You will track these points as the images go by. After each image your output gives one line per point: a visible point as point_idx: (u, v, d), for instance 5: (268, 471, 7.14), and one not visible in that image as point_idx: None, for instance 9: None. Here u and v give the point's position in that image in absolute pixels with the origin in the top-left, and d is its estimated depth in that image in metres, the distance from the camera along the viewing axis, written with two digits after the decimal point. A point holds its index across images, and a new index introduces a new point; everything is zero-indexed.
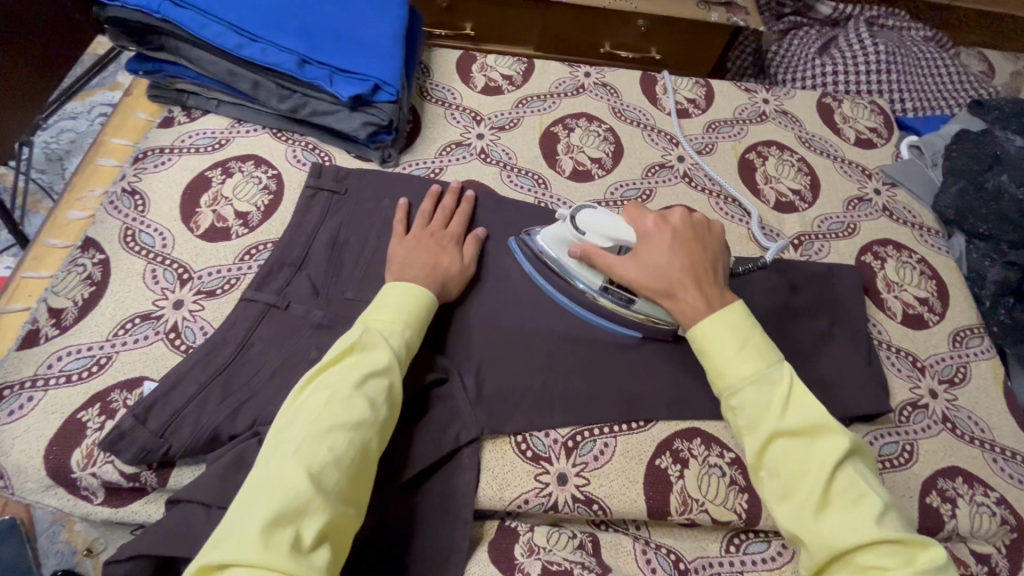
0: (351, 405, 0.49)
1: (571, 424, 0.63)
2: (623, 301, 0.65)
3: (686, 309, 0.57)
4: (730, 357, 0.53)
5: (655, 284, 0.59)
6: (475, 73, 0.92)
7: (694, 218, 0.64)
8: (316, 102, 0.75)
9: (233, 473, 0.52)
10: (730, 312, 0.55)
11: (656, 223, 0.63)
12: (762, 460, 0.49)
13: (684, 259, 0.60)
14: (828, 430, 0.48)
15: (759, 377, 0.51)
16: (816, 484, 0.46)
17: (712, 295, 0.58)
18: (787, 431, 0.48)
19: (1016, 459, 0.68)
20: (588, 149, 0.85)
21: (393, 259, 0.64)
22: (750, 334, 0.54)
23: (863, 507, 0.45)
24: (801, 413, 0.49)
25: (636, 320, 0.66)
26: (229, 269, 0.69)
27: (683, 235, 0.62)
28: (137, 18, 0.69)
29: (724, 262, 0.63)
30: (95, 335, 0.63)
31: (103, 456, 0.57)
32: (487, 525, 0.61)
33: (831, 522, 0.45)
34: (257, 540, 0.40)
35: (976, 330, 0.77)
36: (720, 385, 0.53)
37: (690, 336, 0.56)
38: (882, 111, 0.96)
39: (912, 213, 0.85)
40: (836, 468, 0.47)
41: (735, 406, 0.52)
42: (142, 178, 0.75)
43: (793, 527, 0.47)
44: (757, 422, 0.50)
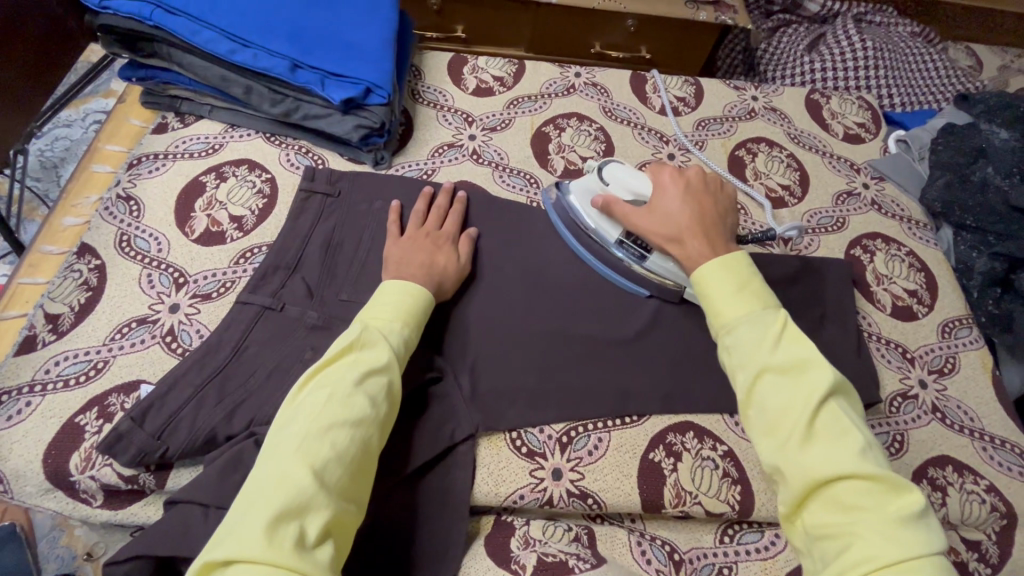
0: (351, 403, 0.49)
1: (565, 419, 0.64)
2: (637, 256, 0.69)
3: (692, 253, 0.60)
4: (727, 297, 0.54)
5: (665, 231, 0.63)
6: (466, 75, 0.92)
7: (709, 176, 0.67)
8: (309, 106, 0.76)
9: (231, 473, 0.52)
10: (735, 257, 0.57)
11: (671, 178, 0.66)
12: (750, 396, 0.49)
13: (695, 210, 0.63)
14: (818, 370, 0.48)
15: (754, 316, 0.52)
16: (800, 418, 0.46)
17: (719, 243, 0.60)
18: (777, 367, 0.49)
19: (1005, 447, 0.69)
20: (579, 149, 0.86)
21: (388, 259, 0.65)
22: (749, 280, 0.55)
23: (846, 443, 0.44)
24: (793, 351, 0.49)
25: (649, 278, 0.70)
26: (224, 272, 0.69)
27: (696, 190, 0.65)
28: (129, 25, 0.70)
29: (735, 219, 0.66)
30: (92, 340, 0.64)
31: (101, 459, 0.57)
32: (484, 520, 0.62)
33: (812, 454, 0.45)
34: (262, 536, 0.40)
35: (964, 320, 0.78)
36: (716, 323, 0.54)
37: (692, 279, 0.58)
38: (870, 106, 0.97)
39: (899, 206, 0.86)
40: (822, 405, 0.46)
41: (728, 343, 0.52)
42: (137, 183, 0.75)
43: (774, 459, 0.46)
44: (747, 357, 0.50)
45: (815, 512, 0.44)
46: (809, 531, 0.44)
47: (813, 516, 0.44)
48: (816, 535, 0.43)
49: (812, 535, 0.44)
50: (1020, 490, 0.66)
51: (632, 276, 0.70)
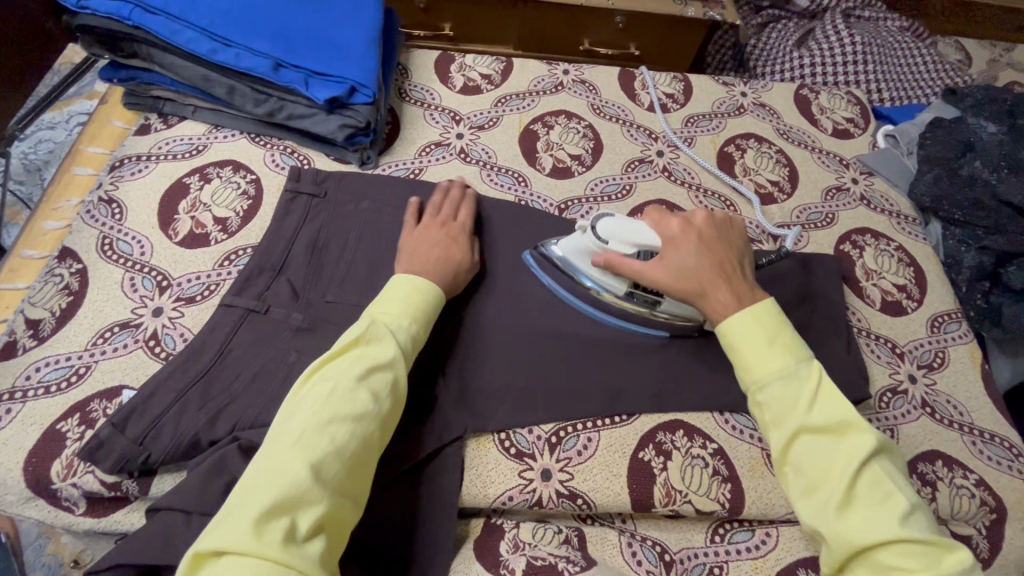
0: (353, 397, 0.49)
1: (554, 419, 0.64)
2: (649, 303, 0.66)
3: (717, 306, 0.58)
4: (758, 351, 0.53)
5: (685, 285, 0.60)
6: (454, 73, 0.92)
7: (716, 217, 0.65)
8: (293, 106, 0.75)
9: (214, 478, 0.52)
10: (763, 307, 0.56)
11: (681, 227, 0.63)
12: (787, 455, 0.50)
13: (713, 260, 0.60)
14: (856, 429, 0.48)
15: (787, 373, 0.52)
16: (841, 482, 0.46)
17: (742, 291, 0.59)
18: (813, 427, 0.49)
19: (995, 441, 0.69)
20: (568, 146, 0.85)
21: (403, 250, 0.65)
22: (780, 332, 0.55)
23: (890, 506, 0.45)
24: (829, 410, 0.49)
25: (660, 320, 0.67)
26: (208, 275, 0.69)
27: (708, 236, 0.63)
28: (108, 25, 0.69)
29: (748, 259, 0.64)
30: (73, 345, 0.63)
31: (83, 466, 0.56)
32: (473, 523, 0.61)
33: (854, 519, 0.45)
34: (252, 528, 0.40)
35: (952, 315, 0.78)
36: (746, 379, 0.54)
37: (719, 332, 0.57)
38: (859, 101, 0.97)
39: (888, 201, 0.86)
40: (864, 466, 0.47)
41: (760, 400, 0.52)
42: (120, 185, 0.74)
43: (816, 522, 0.47)
44: (782, 416, 0.50)
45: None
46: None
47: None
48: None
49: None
50: (1010, 484, 0.66)
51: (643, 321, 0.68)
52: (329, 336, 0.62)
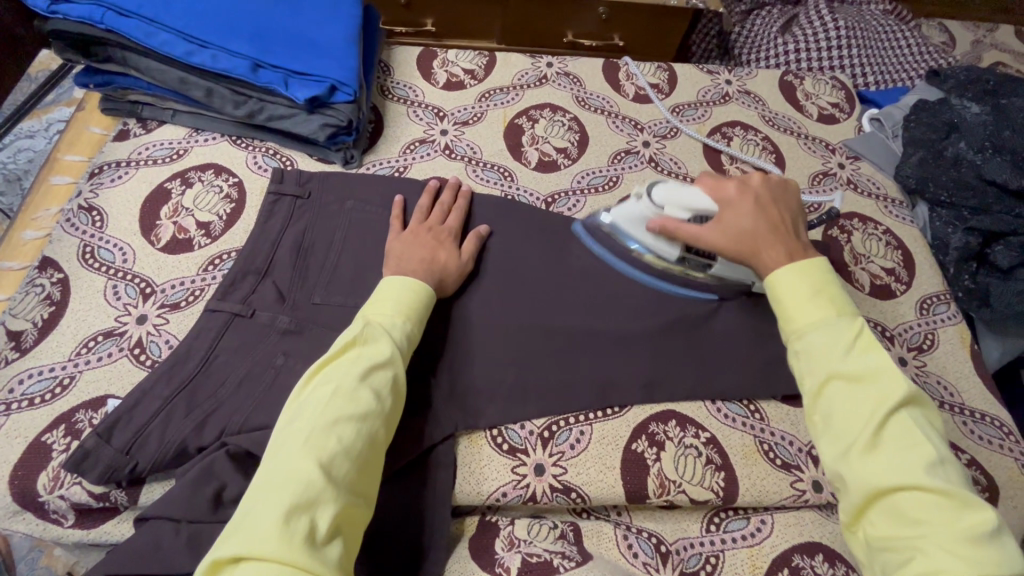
0: (356, 397, 0.49)
1: (546, 414, 0.64)
2: (702, 266, 0.67)
3: (769, 264, 0.58)
4: (801, 302, 0.54)
5: (742, 245, 0.59)
6: (436, 69, 0.91)
7: (772, 180, 0.65)
8: (273, 107, 0.74)
9: (202, 485, 0.51)
10: (812, 264, 0.56)
11: (738, 191, 0.63)
12: (816, 402, 0.50)
13: (768, 220, 0.61)
14: (889, 377, 0.47)
15: (825, 323, 0.52)
16: (867, 428, 0.46)
17: (783, 239, 0.59)
18: (844, 374, 0.49)
19: (985, 421, 0.69)
20: (553, 140, 0.85)
21: (390, 254, 0.64)
22: (823, 285, 0.55)
23: (915, 455, 0.44)
24: (864, 359, 0.49)
25: (712, 283, 0.69)
26: (193, 280, 0.68)
27: (764, 198, 0.63)
28: (80, 30, 0.67)
29: (802, 222, 0.64)
30: (57, 355, 0.62)
31: (70, 478, 0.56)
32: (467, 521, 0.61)
33: (876, 464, 0.45)
34: (275, 530, 0.40)
35: (943, 297, 0.78)
36: (786, 329, 0.54)
37: (765, 283, 0.57)
38: (843, 85, 0.97)
39: (875, 184, 0.86)
40: (892, 415, 0.46)
41: (797, 348, 0.53)
42: (99, 193, 0.73)
43: (838, 467, 0.47)
44: (815, 363, 0.50)
45: (877, 523, 0.44)
46: (871, 541, 0.45)
47: (876, 528, 0.44)
48: (879, 545, 0.44)
49: (875, 545, 0.44)
50: (1001, 462, 0.66)
51: (698, 283, 0.69)
52: (316, 338, 0.61)
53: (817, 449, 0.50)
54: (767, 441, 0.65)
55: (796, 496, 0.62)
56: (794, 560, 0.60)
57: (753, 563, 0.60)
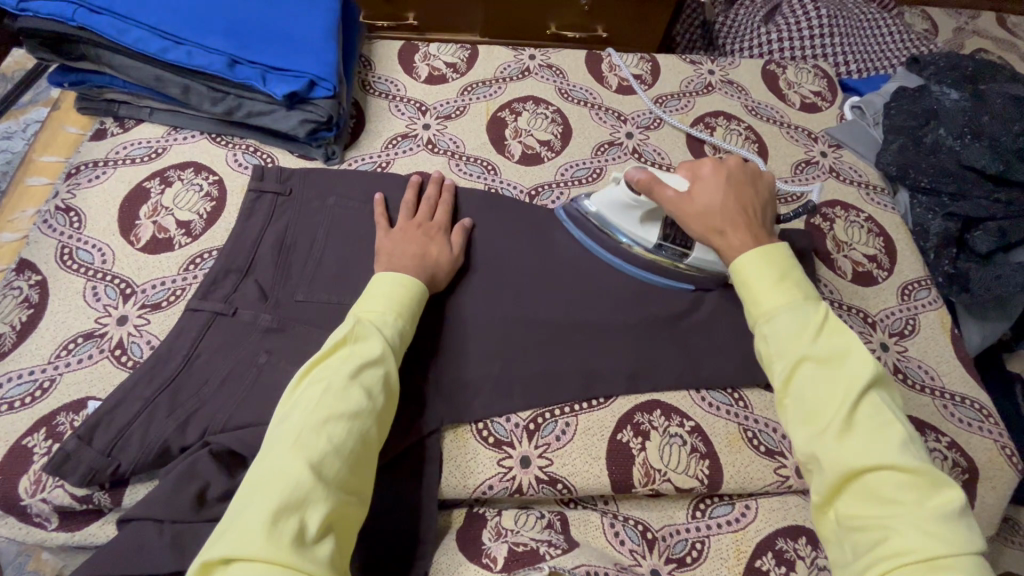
0: (346, 396, 0.49)
1: (532, 406, 0.64)
2: (677, 255, 0.68)
3: (731, 243, 0.59)
4: (769, 289, 0.54)
5: (707, 222, 0.61)
6: (418, 63, 0.90)
7: (748, 165, 0.66)
8: (251, 103, 0.73)
9: (185, 485, 0.51)
10: (774, 247, 0.57)
11: (712, 170, 0.64)
12: (787, 386, 0.50)
13: (736, 203, 0.62)
14: (858, 360, 0.48)
15: (794, 307, 0.52)
16: (839, 411, 0.46)
17: (753, 224, 0.60)
18: (815, 358, 0.49)
19: (966, 404, 0.70)
20: (536, 132, 0.84)
21: (377, 252, 0.64)
22: (789, 272, 0.55)
23: (885, 435, 0.45)
24: (833, 342, 0.49)
25: (686, 273, 0.69)
26: (174, 280, 0.67)
27: (736, 182, 0.64)
28: (50, 27, 0.66)
29: (772, 211, 0.65)
30: (37, 358, 0.61)
31: (52, 481, 0.55)
32: (455, 513, 0.61)
33: (849, 446, 0.45)
34: (264, 531, 0.40)
35: (923, 282, 0.79)
36: (754, 313, 0.54)
37: (730, 269, 0.57)
38: (825, 73, 0.97)
39: (857, 172, 0.87)
40: (862, 396, 0.47)
41: (765, 332, 0.52)
42: (76, 194, 0.72)
43: (810, 449, 0.47)
44: (785, 348, 0.50)
45: (849, 503, 0.45)
46: (842, 520, 0.45)
47: (847, 507, 0.45)
48: (850, 525, 0.44)
49: (845, 525, 0.45)
50: (980, 444, 0.67)
51: (677, 274, 0.69)
52: (298, 336, 0.61)
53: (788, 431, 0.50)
54: (751, 428, 0.65)
55: (780, 482, 0.63)
56: (778, 545, 0.61)
57: (738, 548, 0.60)
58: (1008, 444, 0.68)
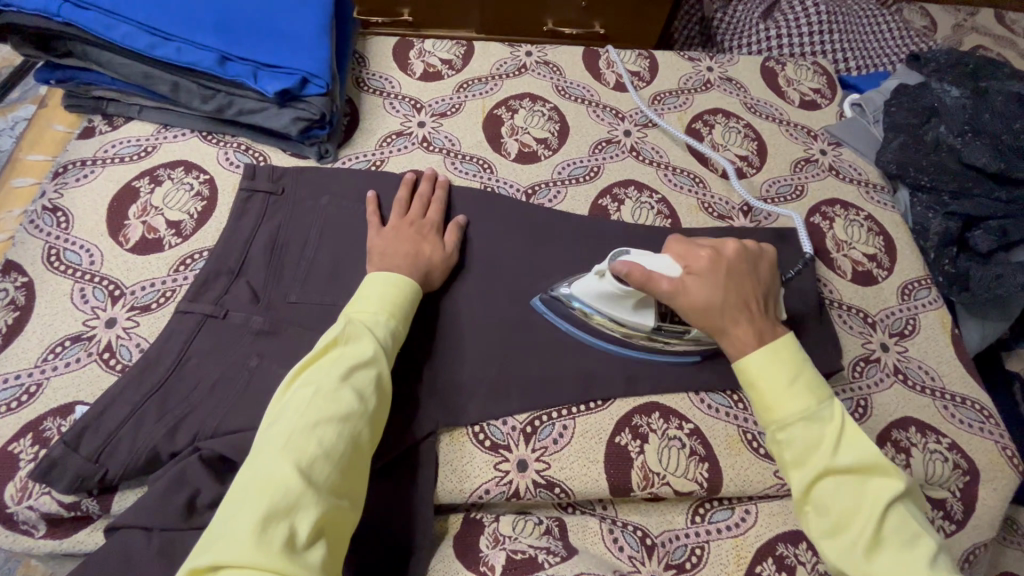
0: (337, 398, 0.48)
1: (529, 409, 0.63)
2: (677, 334, 0.63)
3: (735, 342, 0.56)
4: (782, 390, 0.52)
5: (707, 322, 0.57)
6: (413, 59, 0.89)
7: (746, 248, 0.60)
8: (243, 100, 0.72)
9: (174, 493, 0.50)
10: (781, 343, 0.55)
11: (710, 259, 0.58)
12: (808, 496, 0.49)
13: (738, 298, 0.57)
14: (880, 468, 0.48)
15: (811, 413, 0.51)
16: (867, 526, 0.46)
17: (758, 319, 0.56)
18: (836, 468, 0.48)
19: (966, 405, 0.69)
20: (533, 130, 0.83)
21: (369, 252, 0.63)
22: (800, 369, 0.53)
23: (914, 548, 0.45)
24: (855, 450, 0.48)
25: (687, 347, 0.65)
26: (163, 281, 0.66)
27: (735, 270, 0.58)
28: (35, 23, 0.65)
29: (773, 290, 0.61)
30: (23, 362, 0.60)
31: (39, 488, 0.54)
32: (451, 518, 0.60)
33: (880, 564, 0.45)
34: (252, 538, 0.39)
35: (923, 282, 0.78)
36: (767, 417, 0.52)
37: (738, 368, 0.55)
38: (825, 70, 0.96)
39: (857, 169, 0.86)
40: (886, 508, 0.46)
41: (782, 440, 0.51)
42: (63, 193, 0.71)
43: (839, 562, 0.47)
44: (804, 458, 0.49)
45: None
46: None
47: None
48: None
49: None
50: (981, 445, 0.66)
51: (678, 350, 0.65)
52: (290, 339, 0.60)
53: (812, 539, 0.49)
54: (751, 430, 0.65)
55: (780, 485, 0.62)
56: (779, 549, 0.60)
57: (738, 553, 0.60)
58: (1009, 445, 0.67)
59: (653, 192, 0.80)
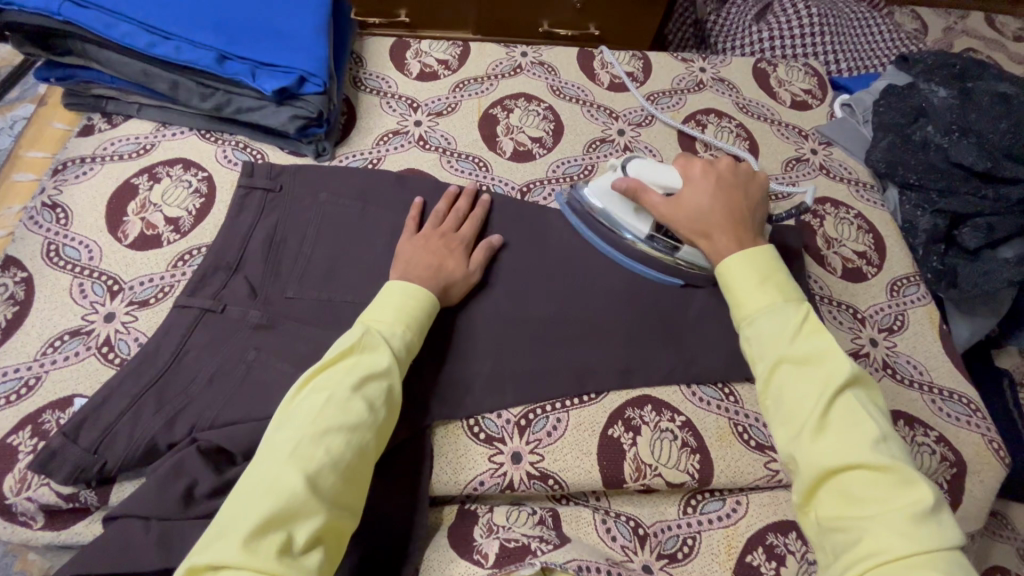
0: (347, 407, 0.48)
1: (523, 402, 0.64)
2: (668, 248, 0.68)
3: (718, 248, 0.60)
4: (748, 290, 0.55)
5: (693, 226, 0.62)
6: (410, 60, 0.90)
7: (741, 168, 0.66)
8: (241, 99, 0.73)
9: (173, 482, 0.51)
10: (761, 250, 0.57)
11: (702, 171, 0.64)
12: (767, 387, 0.50)
13: (725, 205, 0.62)
14: (835, 360, 0.48)
15: (773, 309, 0.53)
16: (815, 411, 0.47)
17: (745, 236, 0.60)
18: (793, 358, 0.50)
19: (954, 399, 0.70)
20: (528, 129, 0.84)
21: (398, 258, 0.64)
22: (772, 272, 0.56)
23: (860, 435, 0.45)
24: (812, 343, 0.50)
25: (678, 267, 0.70)
26: (162, 277, 0.67)
27: (727, 182, 0.64)
28: (36, 22, 0.65)
29: (763, 212, 0.65)
30: (22, 356, 0.61)
31: (38, 479, 0.55)
32: (446, 510, 0.61)
33: (824, 446, 0.46)
34: (249, 542, 0.39)
35: (911, 278, 0.79)
36: (737, 316, 0.55)
37: (715, 273, 0.59)
38: (816, 71, 0.98)
39: (847, 169, 0.88)
40: (838, 398, 0.47)
41: (747, 334, 0.53)
42: (62, 190, 0.72)
43: (788, 446, 0.48)
44: (765, 349, 0.51)
45: (826, 504, 0.45)
46: (821, 521, 0.45)
47: (824, 508, 0.45)
48: (828, 525, 0.45)
49: (825, 527, 0.45)
50: (968, 438, 0.67)
51: (665, 266, 0.70)
52: (288, 333, 0.61)
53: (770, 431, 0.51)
54: (742, 423, 0.66)
55: (771, 477, 0.63)
56: (769, 539, 0.61)
57: (729, 543, 0.61)
58: (995, 438, 0.68)
59: None
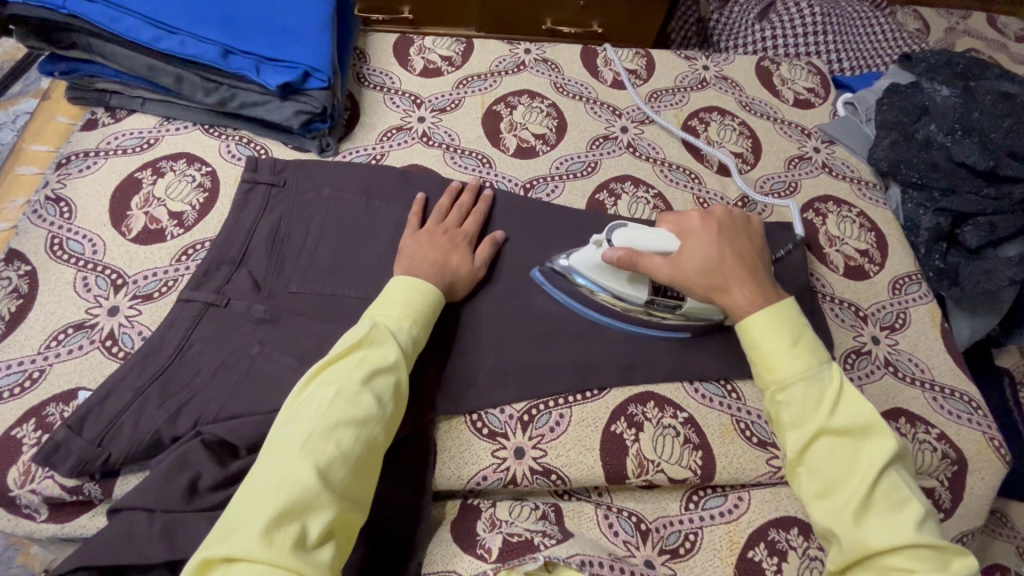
0: (357, 401, 0.48)
1: (526, 398, 0.64)
2: (670, 307, 0.65)
3: (738, 302, 0.58)
4: (783, 354, 0.54)
5: (709, 280, 0.59)
6: (413, 56, 0.90)
7: (736, 213, 0.65)
8: (244, 94, 0.73)
9: (177, 474, 0.51)
10: (784, 308, 0.56)
11: (701, 221, 0.63)
12: (803, 455, 0.51)
13: (733, 255, 0.60)
14: (878, 436, 0.49)
15: (809, 376, 0.52)
16: (859, 487, 0.47)
17: (762, 285, 0.59)
18: (835, 430, 0.50)
19: (956, 396, 0.70)
20: (531, 126, 0.84)
21: (402, 253, 0.64)
22: (804, 335, 0.55)
23: (903, 513, 0.46)
24: (852, 416, 0.50)
25: (682, 323, 0.67)
26: (165, 271, 0.67)
27: (729, 231, 0.63)
28: (41, 16, 0.65)
29: (766, 256, 0.65)
30: (26, 348, 0.61)
31: (41, 472, 0.55)
32: (449, 505, 0.61)
33: (869, 525, 0.46)
34: (263, 533, 0.40)
35: (913, 277, 0.80)
36: (767, 380, 0.54)
37: (738, 330, 0.57)
38: (819, 70, 0.98)
39: (849, 167, 0.88)
40: (880, 474, 0.48)
41: (780, 400, 0.53)
42: (65, 184, 0.72)
43: (827, 520, 0.48)
44: (802, 419, 0.51)
45: None
46: None
47: None
48: None
49: None
50: (970, 436, 0.68)
51: (667, 325, 0.67)
52: (292, 327, 0.61)
53: (801, 499, 0.51)
54: (744, 419, 0.66)
55: (772, 473, 0.63)
56: (770, 535, 0.61)
57: (730, 539, 0.61)
58: (997, 436, 0.68)
59: (649, 186, 0.81)
